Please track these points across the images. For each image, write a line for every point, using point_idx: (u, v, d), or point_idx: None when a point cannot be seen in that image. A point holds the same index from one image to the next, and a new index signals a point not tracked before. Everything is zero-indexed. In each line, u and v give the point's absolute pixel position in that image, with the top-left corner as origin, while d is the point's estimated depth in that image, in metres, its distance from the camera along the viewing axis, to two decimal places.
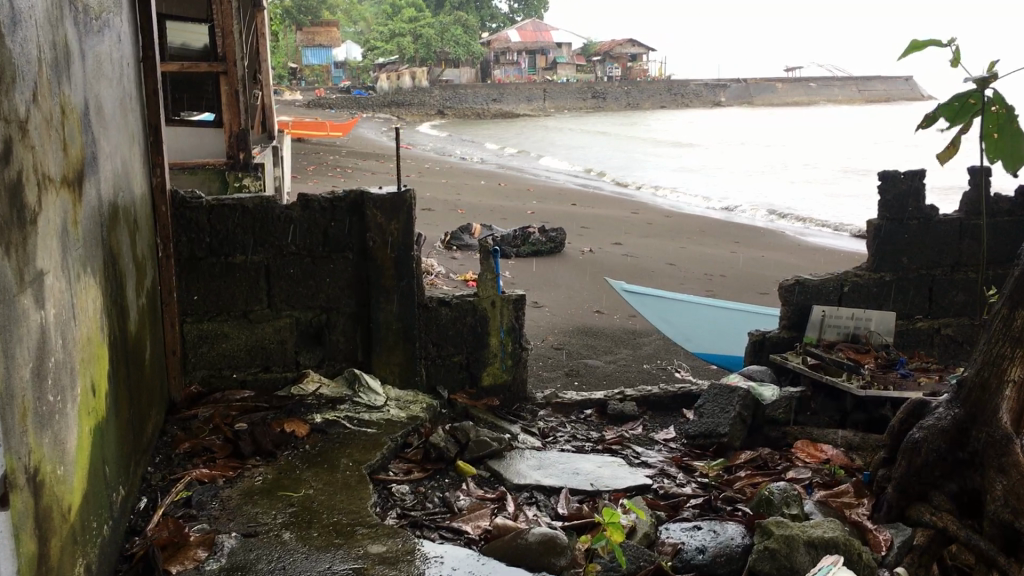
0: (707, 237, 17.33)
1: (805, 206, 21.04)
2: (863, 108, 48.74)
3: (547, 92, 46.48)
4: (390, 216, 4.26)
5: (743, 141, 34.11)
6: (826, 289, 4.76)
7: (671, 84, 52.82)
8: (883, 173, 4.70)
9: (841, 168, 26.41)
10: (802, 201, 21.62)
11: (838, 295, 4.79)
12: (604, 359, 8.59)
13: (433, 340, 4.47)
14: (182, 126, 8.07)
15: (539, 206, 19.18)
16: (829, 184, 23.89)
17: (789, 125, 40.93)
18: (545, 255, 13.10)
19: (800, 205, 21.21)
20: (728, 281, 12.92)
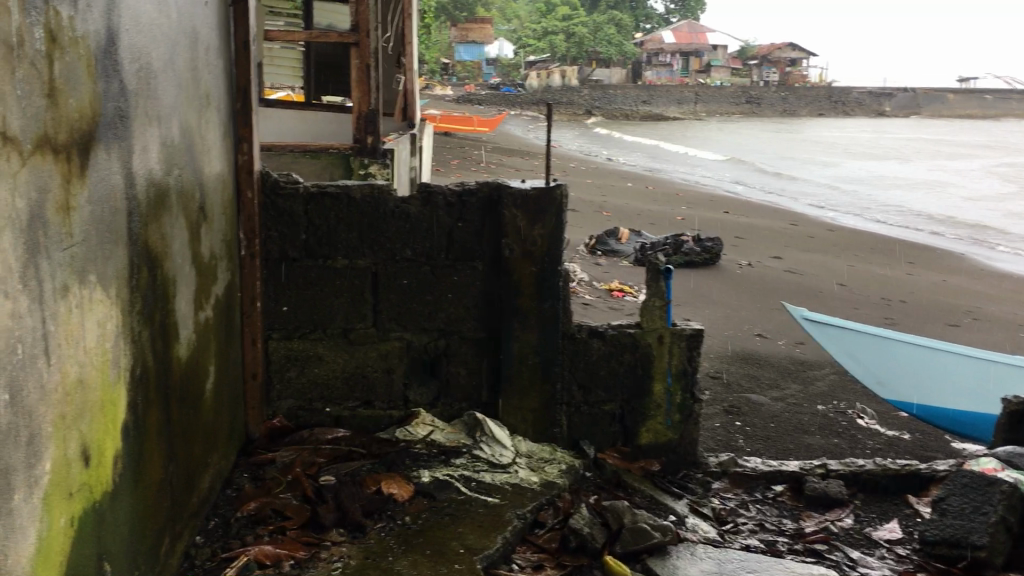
0: (876, 255, 15.68)
1: (990, 227, 18.95)
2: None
3: (700, 95, 44.82)
4: (534, 218, 3.27)
5: (913, 154, 31.61)
6: None
7: (832, 92, 50.06)
8: None
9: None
10: (982, 219, 19.54)
11: None
12: (770, 396, 7.34)
13: (578, 381, 3.46)
14: (322, 110, 7.28)
15: (690, 211, 17.94)
16: (1016, 203, 21.53)
17: (961, 137, 37.89)
18: (699, 267, 11.90)
19: (981, 224, 19.12)
20: (909, 308, 11.39)
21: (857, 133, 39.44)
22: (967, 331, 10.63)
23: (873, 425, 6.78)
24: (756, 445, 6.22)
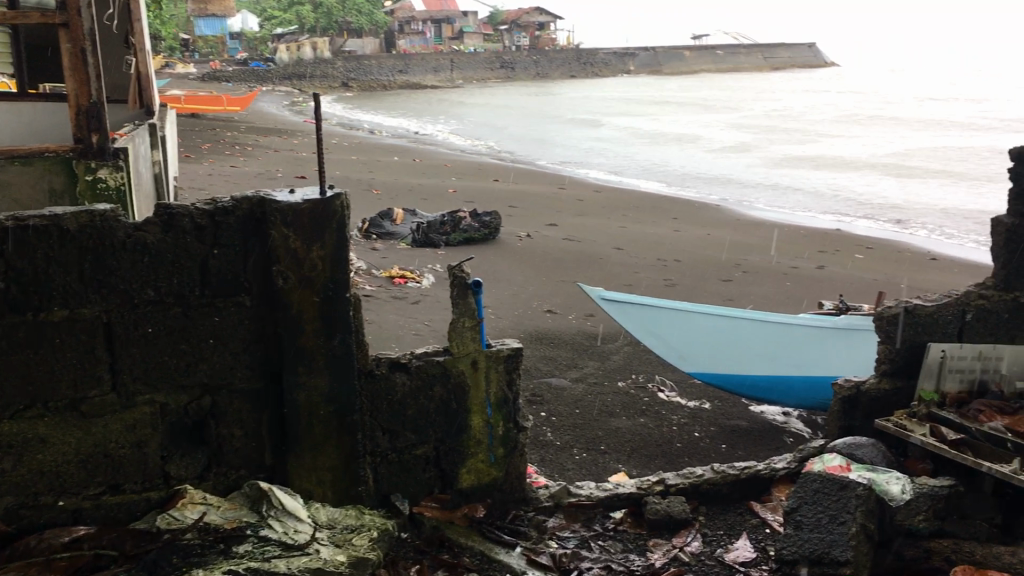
0: (643, 214, 16.01)
1: (742, 176, 19.88)
2: (772, 75, 47.98)
3: (454, 62, 44.47)
4: (310, 238, 2.65)
5: (662, 110, 32.80)
6: (945, 318, 3.31)
7: (580, 54, 51.18)
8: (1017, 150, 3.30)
9: (768, 136, 25.37)
10: (732, 169, 20.49)
11: (958, 327, 3.34)
12: (570, 377, 7.08)
13: (383, 425, 2.89)
14: (43, 100, 6.02)
15: (459, 182, 17.60)
16: (759, 152, 22.80)
17: (702, 92, 39.91)
18: (478, 244, 11.53)
19: (732, 174, 20.06)
20: (684, 266, 11.59)
21: (607, 92, 40.51)
22: (739, 284, 10.92)
23: (674, 397, 6.65)
24: (566, 437, 5.89)
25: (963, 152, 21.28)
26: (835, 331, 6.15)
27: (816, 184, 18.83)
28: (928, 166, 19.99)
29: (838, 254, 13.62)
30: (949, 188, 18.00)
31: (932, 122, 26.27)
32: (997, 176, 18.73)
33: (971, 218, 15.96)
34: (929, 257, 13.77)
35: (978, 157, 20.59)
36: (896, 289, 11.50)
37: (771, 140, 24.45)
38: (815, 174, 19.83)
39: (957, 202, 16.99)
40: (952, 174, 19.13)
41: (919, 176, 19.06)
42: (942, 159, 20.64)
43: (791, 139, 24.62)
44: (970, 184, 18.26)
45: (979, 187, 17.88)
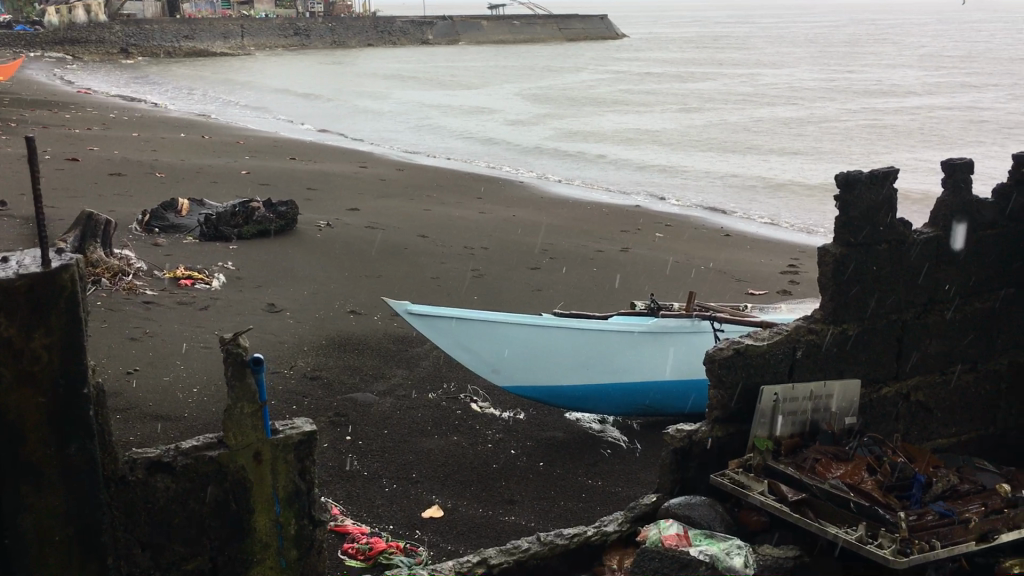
0: (446, 195, 15.65)
1: (543, 154, 19.88)
2: (568, 48, 48.55)
3: (245, 28, 41.99)
4: (29, 325, 2.05)
5: (463, 83, 32.47)
6: (776, 358, 3.10)
7: (377, 22, 49.48)
8: (841, 176, 3.13)
9: (567, 112, 25.60)
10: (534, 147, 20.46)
11: (790, 365, 3.14)
12: (377, 392, 6.64)
13: (142, 539, 2.36)
14: None
15: (252, 162, 16.56)
16: (560, 128, 22.92)
17: (501, 65, 39.81)
18: (274, 236, 10.78)
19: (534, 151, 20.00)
20: (491, 254, 11.35)
21: (407, 63, 39.74)
22: (547, 272, 10.80)
23: (488, 409, 6.37)
24: (374, 466, 5.44)
25: (749, 127, 22.28)
26: (650, 336, 5.91)
27: (615, 161, 19.10)
28: (719, 142, 20.78)
29: (640, 233, 13.82)
30: (738, 162, 18.76)
31: (720, 99, 27.34)
32: (782, 151, 19.71)
33: (759, 194, 16.69)
34: (724, 233, 14.26)
35: (763, 132, 21.63)
36: (695, 268, 11.73)
37: (569, 115, 24.69)
38: (614, 150, 20.11)
39: (744, 178, 17.73)
40: (740, 149, 19.95)
41: (710, 153, 19.72)
42: (730, 135, 21.51)
43: (589, 115, 24.99)
44: (758, 158, 19.10)
45: (766, 162, 18.74)
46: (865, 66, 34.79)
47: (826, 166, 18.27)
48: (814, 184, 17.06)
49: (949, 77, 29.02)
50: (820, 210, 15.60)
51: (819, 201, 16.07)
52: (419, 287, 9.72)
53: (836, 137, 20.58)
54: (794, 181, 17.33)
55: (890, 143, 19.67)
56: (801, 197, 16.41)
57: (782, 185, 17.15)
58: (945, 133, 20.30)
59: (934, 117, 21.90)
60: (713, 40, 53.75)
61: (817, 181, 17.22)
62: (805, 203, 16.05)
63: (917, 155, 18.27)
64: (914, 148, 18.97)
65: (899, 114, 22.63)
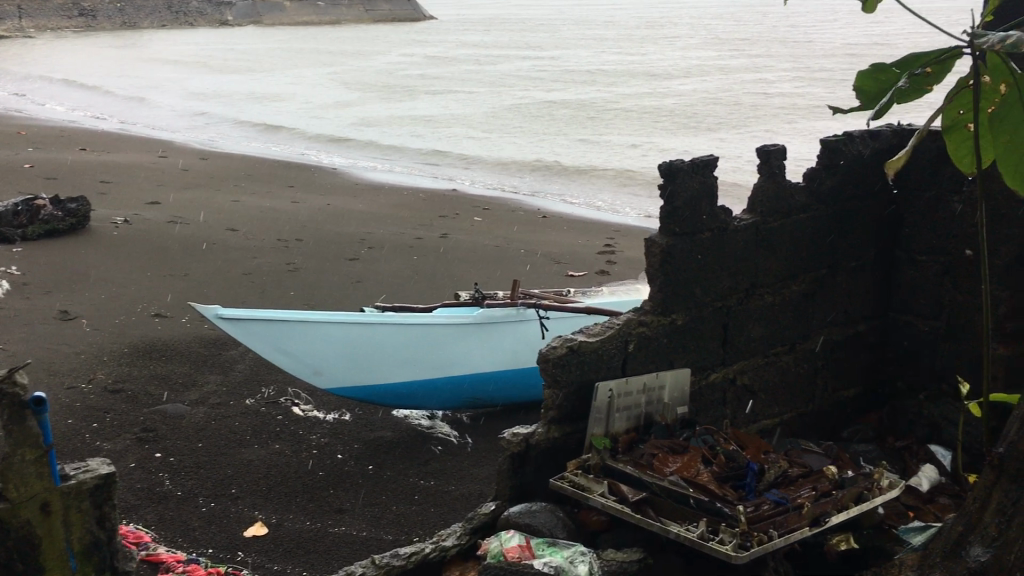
0: (256, 187, 15.04)
1: (356, 152, 19.57)
2: (376, 29, 47.84)
3: (23, 8, 38.78)
4: None
5: (267, 69, 31.35)
6: (608, 354, 3.05)
7: (171, 3, 46.94)
8: (664, 165, 3.09)
9: (378, 101, 25.23)
10: (346, 143, 20.11)
11: (622, 360, 3.10)
12: (189, 401, 6.22)
13: None
14: None
15: (36, 154, 15.28)
16: (372, 121, 22.61)
17: (308, 48, 38.74)
18: (66, 236, 9.96)
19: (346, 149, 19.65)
20: (306, 246, 10.97)
21: (205, 46, 37.94)
22: (365, 263, 10.54)
23: (311, 412, 6.09)
24: (189, 484, 5.06)
25: (558, 114, 22.73)
26: (476, 327, 5.81)
27: (428, 158, 19.06)
28: (530, 130, 21.10)
29: (458, 220, 13.78)
30: (550, 149, 19.09)
31: (529, 84, 27.73)
32: (591, 136, 20.22)
33: (571, 180, 17.04)
34: (541, 217, 14.45)
35: (572, 118, 22.13)
36: (515, 253, 11.75)
37: (380, 107, 24.37)
38: (427, 145, 20.06)
39: (556, 164, 18.06)
40: (551, 136, 20.31)
41: (521, 143, 19.99)
42: (541, 121, 21.86)
43: (401, 104, 24.75)
44: (568, 143, 19.50)
45: (576, 147, 19.16)
46: (664, 49, 36.23)
47: (634, 148, 18.86)
48: (623, 167, 17.58)
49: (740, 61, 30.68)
50: (630, 194, 16.10)
51: (628, 184, 16.58)
52: (231, 284, 9.23)
53: (640, 120, 21.31)
54: (604, 164, 17.79)
55: (691, 126, 20.57)
56: (612, 180, 16.87)
57: (592, 169, 17.57)
58: (740, 113, 21.42)
59: (730, 98, 23.08)
60: (520, 23, 54.42)
61: (625, 163, 17.75)
62: (616, 186, 16.51)
63: (715, 138, 19.22)
64: (712, 130, 19.93)
65: (697, 97, 23.68)
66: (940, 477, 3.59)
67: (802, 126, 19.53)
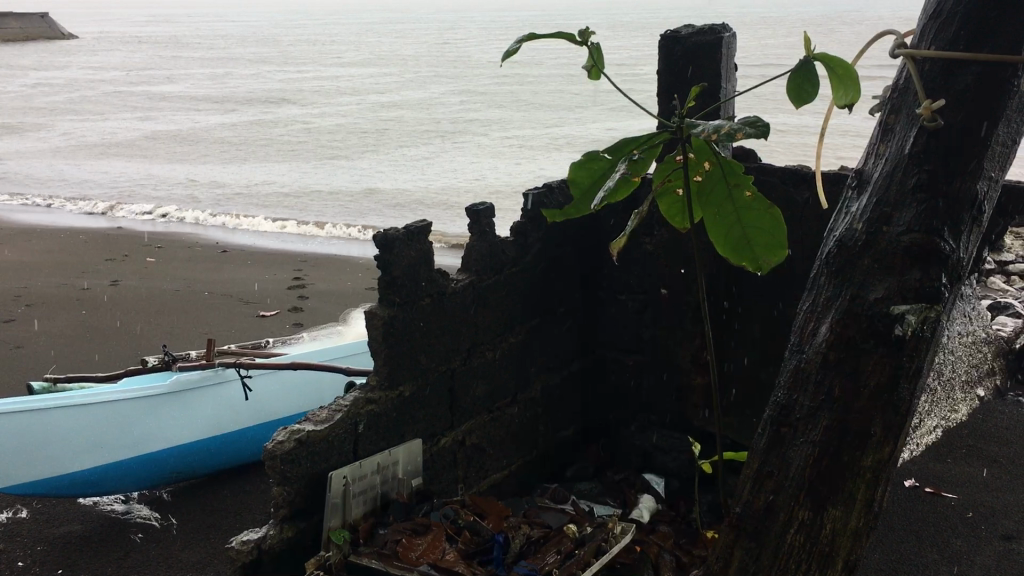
0: None
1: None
2: (8, 53, 43.32)
3: None
4: None
5: None
6: (336, 438, 2.97)
7: None
8: (378, 234, 3.00)
9: (22, 140, 22.91)
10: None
11: (353, 441, 3.04)
12: None
13: None
14: None
15: None
16: (16, 163, 20.46)
17: None
18: None
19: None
20: None
21: None
22: (24, 323, 9.42)
23: None
24: None
25: (230, 151, 21.92)
26: (171, 396, 5.40)
27: (88, 195, 17.62)
28: (201, 166, 20.14)
29: (128, 263, 12.73)
30: (225, 186, 18.39)
31: (194, 117, 26.51)
32: (267, 169, 19.73)
33: (252, 212, 16.50)
34: (221, 253, 13.74)
35: (245, 153, 21.43)
36: (198, 295, 11.01)
37: (25, 146, 22.17)
38: (86, 184, 18.49)
39: (233, 199, 17.42)
40: (225, 172, 19.56)
41: (192, 178, 19.08)
42: (212, 158, 20.99)
43: (49, 143, 22.58)
44: (244, 179, 18.90)
45: (253, 181, 18.63)
46: (332, 73, 36.26)
47: (313, 179, 18.69)
48: (304, 198, 17.36)
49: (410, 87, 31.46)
50: (315, 221, 15.90)
51: (312, 213, 16.37)
52: None
53: (318, 153, 21.16)
54: (283, 197, 17.46)
55: (369, 155, 20.72)
56: (295, 211, 16.57)
57: (273, 201, 17.16)
58: (415, 138, 21.94)
59: (403, 126, 23.55)
60: (175, 43, 51.80)
61: (306, 195, 17.53)
62: (300, 216, 16.22)
63: (395, 165, 19.49)
64: (391, 159, 20.21)
65: (371, 125, 23.94)
66: (657, 504, 4.04)
67: (475, 146, 20.32)
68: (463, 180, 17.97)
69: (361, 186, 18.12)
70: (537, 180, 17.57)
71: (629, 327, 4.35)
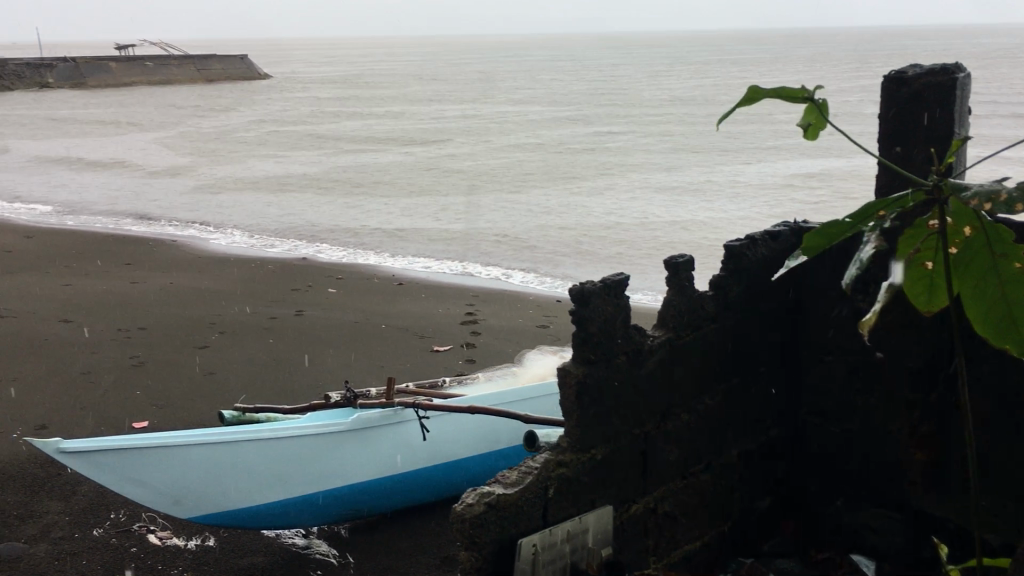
0: (91, 264, 14.29)
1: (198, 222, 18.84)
2: (212, 91, 46.74)
3: None
4: None
5: (98, 140, 30.02)
6: (527, 504, 2.97)
7: None
8: (577, 287, 3.08)
9: (220, 173, 24.56)
10: (189, 215, 19.45)
11: (543, 508, 3.03)
12: (27, 537, 5.51)
13: None
14: None
15: None
16: (215, 194, 21.91)
17: (139, 112, 37.40)
18: None
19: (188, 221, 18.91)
20: (152, 335, 10.26)
21: (27, 113, 36.06)
22: (217, 350, 9.92)
23: (169, 541, 5.49)
24: None
25: (408, 187, 22.68)
26: (353, 434, 5.44)
27: (277, 225, 18.61)
28: (381, 202, 20.92)
29: (311, 293, 13.26)
30: (403, 221, 19.01)
31: (376, 155, 27.64)
32: (443, 207, 20.25)
33: (428, 247, 16.94)
34: (398, 285, 14.10)
35: (423, 190, 22.13)
36: (376, 327, 11.28)
37: (222, 179, 23.71)
38: (276, 215, 19.55)
39: (410, 234, 17.97)
40: (403, 208, 20.24)
41: (372, 212, 19.86)
42: (391, 194, 21.77)
43: (244, 176, 24.10)
44: (422, 216, 19.47)
45: (430, 218, 19.18)
46: (508, 115, 37.01)
47: (486, 218, 19.05)
48: (477, 235, 17.69)
49: (582, 131, 31.76)
50: (487, 257, 16.16)
51: (484, 250, 16.62)
52: (66, 386, 8.39)
53: (491, 193, 21.58)
54: (457, 233, 17.84)
55: (542, 198, 20.95)
56: (469, 246, 16.91)
57: (448, 237, 17.56)
58: (587, 188, 22.05)
59: (578, 175, 23.76)
60: (360, 83, 54.42)
61: (479, 232, 17.86)
62: (474, 252, 16.53)
63: (567, 210, 19.58)
64: (564, 203, 20.36)
65: (545, 173, 24.25)
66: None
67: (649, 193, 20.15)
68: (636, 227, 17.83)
69: (534, 226, 18.30)
70: (711, 238, 17.26)
71: (835, 392, 4.12)
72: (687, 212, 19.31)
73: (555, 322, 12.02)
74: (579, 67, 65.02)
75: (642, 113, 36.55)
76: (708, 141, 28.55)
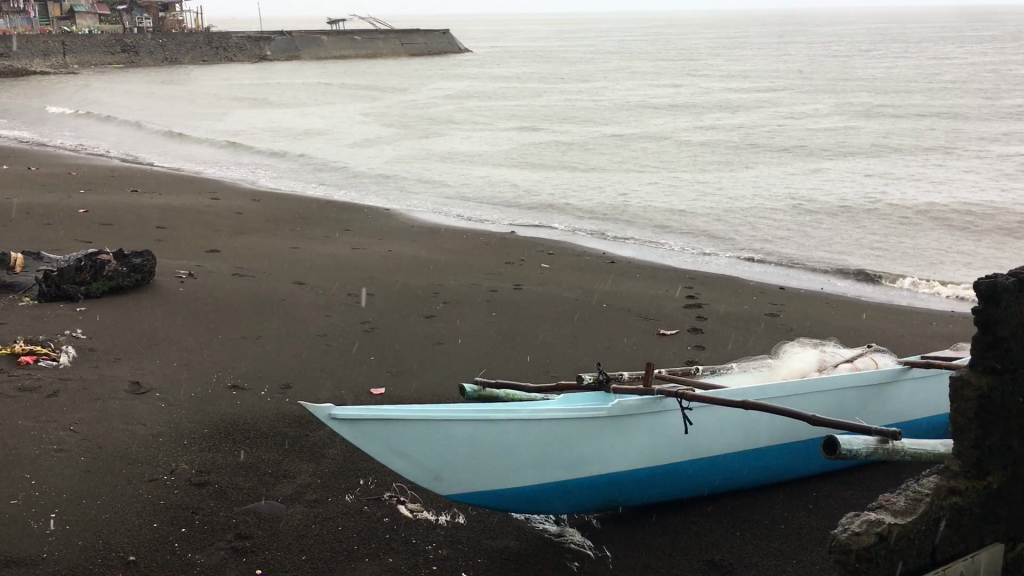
0: (311, 227, 14.88)
1: (404, 191, 19.27)
2: (416, 66, 47.99)
3: (68, 45, 39.18)
4: None
5: (310, 110, 31.42)
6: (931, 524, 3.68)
7: (212, 37, 47.31)
8: (990, 289, 3.66)
9: (424, 144, 25.16)
10: (394, 184, 19.96)
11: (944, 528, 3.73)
12: (282, 495, 5.57)
13: None
14: None
15: (88, 198, 15.36)
16: (418, 163, 22.44)
17: (347, 85, 38.95)
18: (128, 294, 9.44)
19: (395, 189, 19.45)
20: (378, 300, 10.42)
21: (247, 83, 38.26)
22: (442, 319, 9.91)
23: (420, 513, 5.39)
24: None
25: (608, 163, 22.38)
26: (611, 420, 5.14)
27: (478, 197, 18.80)
28: (581, 178, 20.71)
29: (525, 267, 13.11)
30: (602, 197, 18.74)
31: (574, 131, 27.47)
32: (645, 185, 19.82)
33: (630, 225, 16.60)
34: (610, 264, 13.73)
35: (623, 168, 21.76)
36: (597, 307, 10.96)
37: (425, 150, 24.26)
38: (477, 187, 19.76)
39: (611, 210, 17.69)
40: (603, 185, 19.96)
41: (571, 187, 19.69)
42: (591, 170, 21.60)
43: (446, 148, 24.45)
44: (621, 193, 19.15)
45: (631, 196, 18.82)
46: (709, 94, 35.89)
47: (688, 200, 18.50)
48: (681, 216, 17.19)
49: (789, 114, 30.25)
50: (692, 238, 15.64)
51: (689, 232, 16.11)
52: (303, 346, 8.58)
53: (693, 174, 20.94)
54: (660, 213, 17.41)
55: (748, 181, 20.14)
56: (673, 226, 16.44)
57: (651, 216, 17.18)
58: (793, 173, 21.04)
59: (786, 160, 22.67)
60: (558, 59, 54.31)
61: (682, 213, 17.35)
62: (678, 233, 16.06)
63: (775, 195, 18.73)
64: (774, 189, 19.37)
65: (749, 155, 23.33)
66: None
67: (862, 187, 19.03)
68: (850, 219, 16.85)
69: (740, 210, 17.60)
70: (934, 232, 16.06)
71: None
72: (910, 203, 18.00)
73: (784, 312, 11.28)
74: (781, 49, 62.35)
75: (853, 96, 34.48)
76: (927, 129, 26.62)
